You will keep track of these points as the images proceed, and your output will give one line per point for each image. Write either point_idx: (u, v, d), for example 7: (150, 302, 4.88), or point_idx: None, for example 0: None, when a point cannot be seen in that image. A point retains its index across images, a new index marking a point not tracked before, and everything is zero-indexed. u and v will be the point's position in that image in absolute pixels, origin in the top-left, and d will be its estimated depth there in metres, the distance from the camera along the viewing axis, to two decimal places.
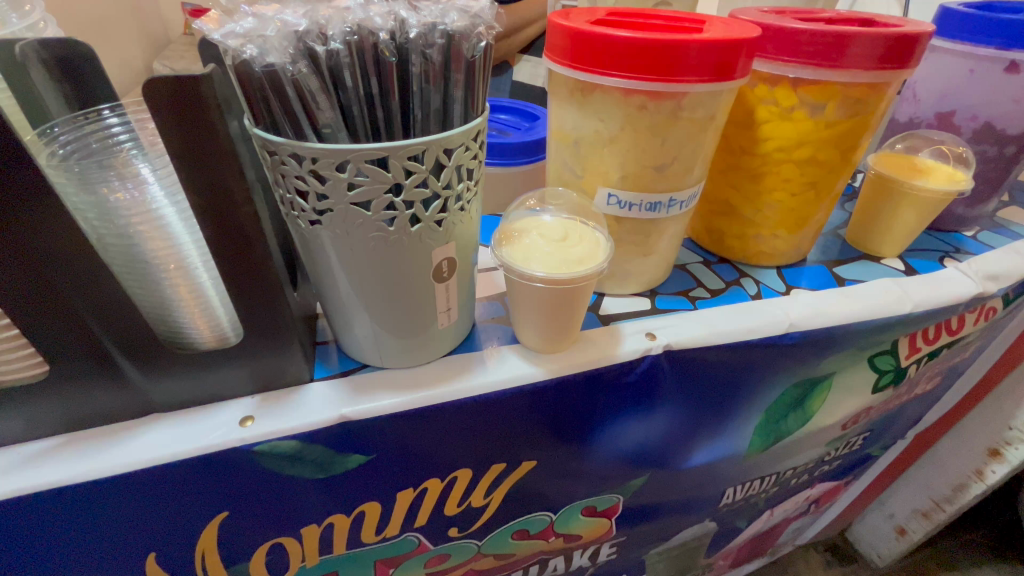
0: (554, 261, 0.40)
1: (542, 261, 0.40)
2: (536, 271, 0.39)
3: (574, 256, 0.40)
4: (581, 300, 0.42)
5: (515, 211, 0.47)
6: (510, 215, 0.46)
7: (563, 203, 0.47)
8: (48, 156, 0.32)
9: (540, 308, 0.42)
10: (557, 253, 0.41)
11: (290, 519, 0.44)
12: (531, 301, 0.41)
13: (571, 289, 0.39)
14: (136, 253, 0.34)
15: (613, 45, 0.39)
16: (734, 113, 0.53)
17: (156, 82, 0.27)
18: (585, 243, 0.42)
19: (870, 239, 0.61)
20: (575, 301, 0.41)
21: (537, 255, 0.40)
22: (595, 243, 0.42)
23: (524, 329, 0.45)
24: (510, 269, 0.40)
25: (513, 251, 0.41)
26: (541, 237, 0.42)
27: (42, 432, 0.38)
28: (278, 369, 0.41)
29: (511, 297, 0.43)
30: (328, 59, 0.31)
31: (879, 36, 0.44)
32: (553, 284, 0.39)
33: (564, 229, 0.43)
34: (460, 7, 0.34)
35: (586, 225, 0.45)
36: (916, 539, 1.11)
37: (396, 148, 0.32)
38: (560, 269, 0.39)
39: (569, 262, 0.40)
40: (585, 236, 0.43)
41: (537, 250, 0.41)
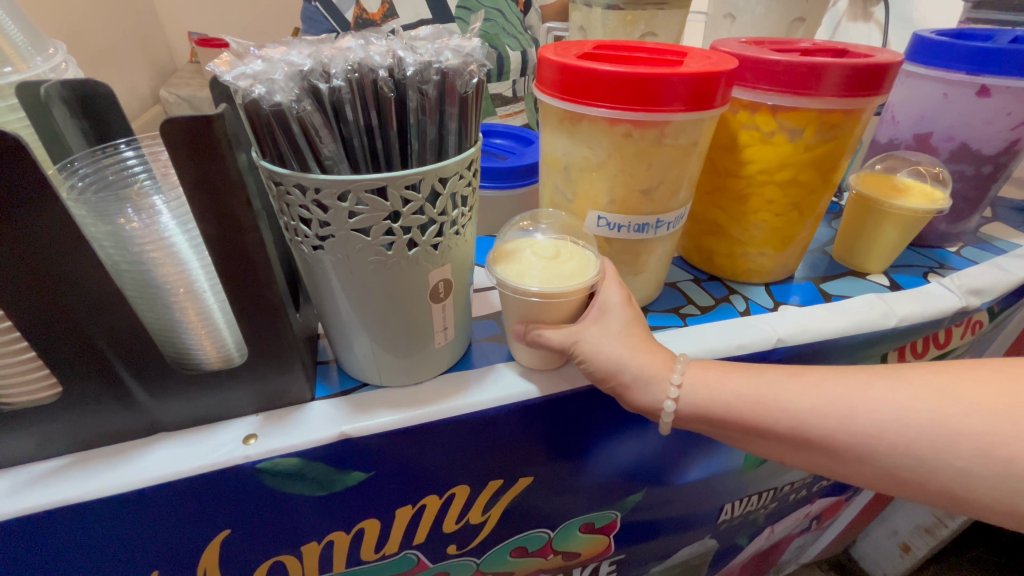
0: (547, 276, 0.42)
1: (534, 276, 0.42)
2: (529, 287, 0.41)
3: (567, 272, 0.43)
4: (575, 312, 0.44)
5: (506, 231, 0.49)
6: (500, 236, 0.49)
7: (554, 220, 0.49)
8: (68, 189, 0.34)
9: (536, 320, 0.44)
10: (549, 269, 0.43)
11: (291, 537, 0.45)
12: (526, 315, 0.44)
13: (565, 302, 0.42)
14: (148, 279, 0.36)
15: (598, 78, 0.41)
16: (718, 138, 0.56)
17: (172, 121, 0.29)
18: (577, 259, 0.44)
19: (855, 255, 0.63)
20: (568, 314, 0.44)
21: (532, 272, 0.43)
22: (589, 259, 0.45)
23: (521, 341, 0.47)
24: (507, 286, 0.42)
25: (506, 268, 0.43)
26: (533, 255, 0.44)
27: (51, 452, 0.39)
28: (281, 388, 0.42)
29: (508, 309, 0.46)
30: (331, 96, 0.33)
31: (851, 66, 0.46)
32: (549, 297, 0.41)
33: (557, 246, 0.46)
34: (453, 48, 0.37)
35: (578, 243, 0.47)
36: (920, 556, 1.10)
37: (395, 178, 0.34)
38: (554, 284, 0.42)
39: (560, 277, 0.42)
40: (577, 252, 0.45)
41: (530, 267, 0.43)
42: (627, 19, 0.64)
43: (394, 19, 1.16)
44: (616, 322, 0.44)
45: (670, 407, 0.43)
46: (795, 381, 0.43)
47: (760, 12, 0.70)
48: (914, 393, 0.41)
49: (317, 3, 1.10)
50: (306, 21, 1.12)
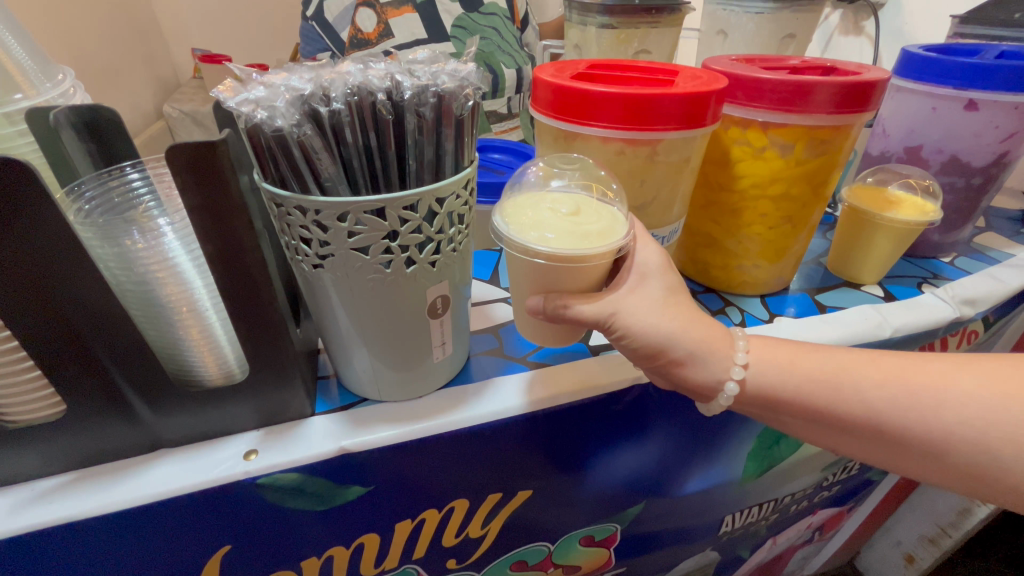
0: (560, 233, 0.40)
1: (545, 234, 0.40)
2: (538, 247, 0.39)
3: (585, 229, 0.40)
4: (595, 273, 0.42)
5: (518, 181, 0.46)
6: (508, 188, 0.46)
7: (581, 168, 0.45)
8: (75, 212, 0.35)
9: (542, 281, 0.43)
10: (572, 231, 0.40)
11: (291, 552, 0.45)
12: (537, 276, 0.42)
13: (580, 263, 0.40)
14: (152, 298, 0.36)
15: (591, 98, 0.42)
16: (711, 153, 0.57)
17: (176, 148, 0.30)
18: (597, 215, 0.42)
19: (850, 265, 0.64)
20: (582, 276, 0.42)
21: (543, 229, 0.41)
22: (613, 216, 0.43)
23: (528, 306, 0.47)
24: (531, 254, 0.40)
25: (513, 225, 0.42)
26: (552, 217, 0.42)
27: (54, 469, 0.39)
28: (281, 403, 0.43)
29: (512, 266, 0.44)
30: (330, 120, 0.34)
31: (840, 84, 0.47)
32: (561, 259, 0.39)
33: (576, 201, 0.43)
34: (450, 72, 0.38)
35: (602, 195, 0.44)
36: (925, 566, 1.09)
37: (392, 199, 0.35)
38: (570, 243, 0.39)
39: (586, 239, 0.40)
40: (596, 208, 0.43)
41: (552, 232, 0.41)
42: (621, 37, 0.66)
43: (389, 39, 1.17)
44: (658, 290, 0.43)
45: (733, 389, 0.44)
46: (788, 385, 0.45)
47: (752, 29, 0.72)
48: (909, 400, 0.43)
49: (313, 23, 1.16)
50: (306, 40, 1.19)
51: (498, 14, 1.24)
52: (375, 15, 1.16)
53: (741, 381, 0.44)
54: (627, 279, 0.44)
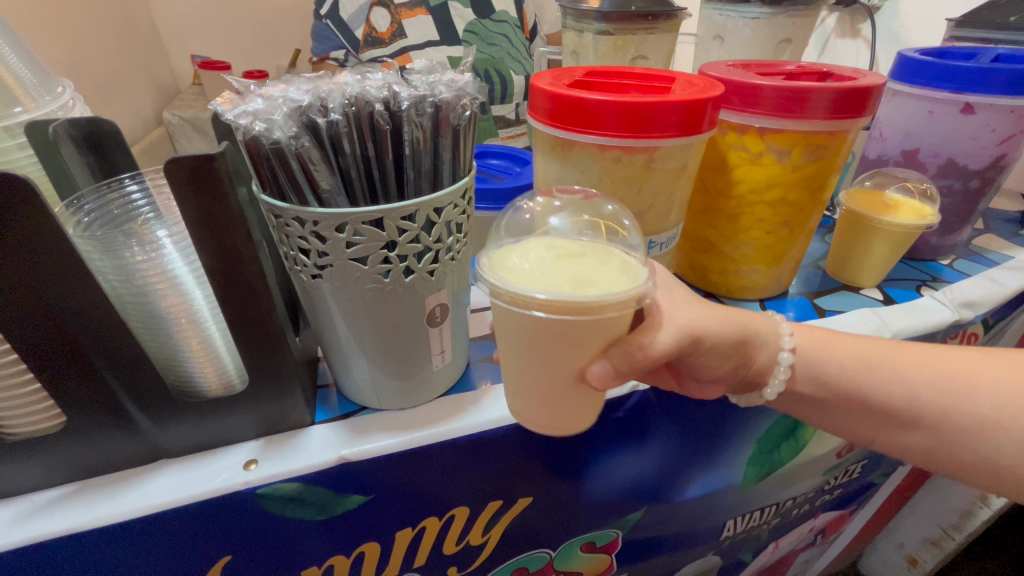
0: (561, 279, 0.34)
1: (579, 284, 0.34)
2: (533, 292, 0.33)
3: (592, 275, 0.34)
4: (606, 329, 0.36)
5: (511, 224, 0.41)
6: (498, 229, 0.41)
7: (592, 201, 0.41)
8: (75, 225, 0.35)
9: (597, 341, 0.36)
10: (600, 271, 0.35)
11: (291, 561, 0.45)
12: (536, 335, 0.36)
13: (586, 314, 0.33)
14: (151, 310, 0.36)
15: (588, 107, 0.43)
16: (708, 159, 0.57)
17: (175, 161, 0.30)
18: (606, 261, 0.36)
19: (848, 269, 0.64)
20: (593, 331, 0.35)
21: (541, 275, 0.34)
22: (630, 260, 0.37)
23: (541, 383, 0.39)
24: (583, 306, 0.33)
25: (504, 271, 0.36)
26: (565, 264, 0.35)
27: (54, 481, 0.39)
28: (281, 413, 0.43)
29: (504, 326, 0.38)
30: (329, 131, 0.35)
31: (835, 90, 0.48)
32: (563, 307, 0.33)
33: (582, 245, 0.38)
34: (447, 82, 0.38)
35: (612, 236, 0.39)
36: (928, 569, 1.08)
37: (391, 210, 0.35)
38: (575, 289, 0.33)
39: (620, 274, 0.35)
40: (608, 254, 0.37)
41: (580, 277, 0.34)
42: (618, 43, 0.66)
43: (402, 39, 1.23)
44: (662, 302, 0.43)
45: (789, 358, 0.47)
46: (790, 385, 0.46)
47: (748, 34, 0.72)
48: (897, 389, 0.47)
49: (327, 21, 1.22)
50: (318, 38, 1.24)
51: (510, 23, 1.29)
52: (388, 15, 1.21)
53: (791, 348, 0.48)
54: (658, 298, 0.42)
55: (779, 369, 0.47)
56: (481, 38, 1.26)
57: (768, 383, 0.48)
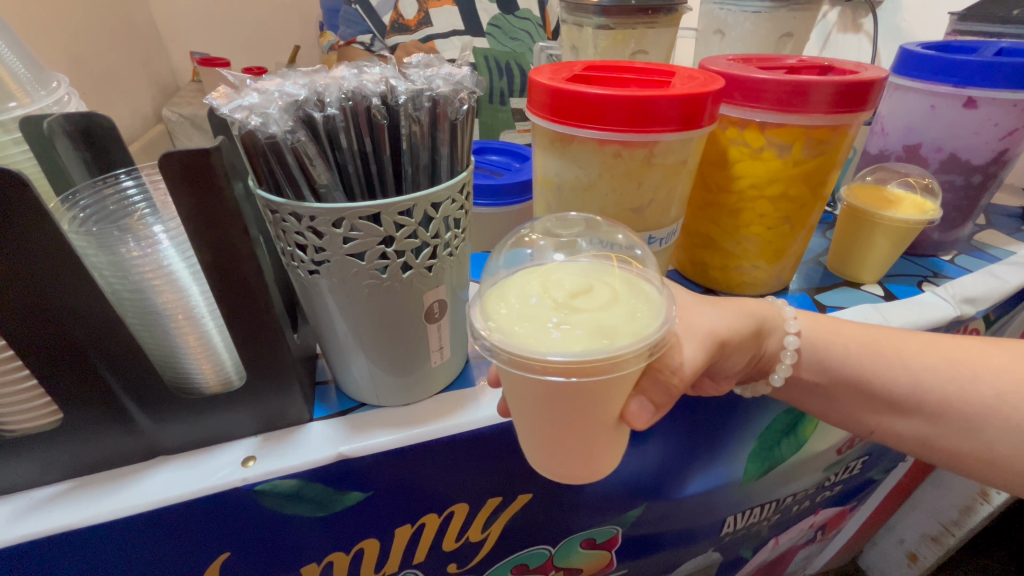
0: (573, 333, 0.33)
1: (607, 336, 0.33)
2: (549, 355, 0.31)
3: (605, 325, 0.33)
4: (623, 381, 0.35)
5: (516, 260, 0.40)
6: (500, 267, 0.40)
7: (603, 233, 0.42)
8: (70, 221, 0.35)
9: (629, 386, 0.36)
10: (618, 315, 0.34)
11: (291, 558, 0.45)
12: (552, 394, 0.35)
13: (605, 371, 0.32)
14: (148, 306, 0.36)
15: (587, 101, 0.42)
16: (709, 154, 0.57)
17: (170, 155, 0.30)
18: (615, 303, 0.35)
19: (850, 265, 0.64)
20: (612, 382, 0.35)
21: (552, 330, 0.33)
22: (637, 299, 0.36)
23: (563, 434, 0.38)
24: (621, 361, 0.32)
25: (507, 327, 0.33)
26: (583, 315, 0.34)
27: (52, 478, 0.39)
28: (279, 410, 0.43)
29: (511, 381, 0.36)
30: (325, 124, 0.34)
31: (837, 84, 0.47)
32: (581, 367, 0.32)
33: (587, 284, 0.36)
34: (444, 75, 0.38)
35: (622, 267, 0.39)
36: (928, 565, 1.08)
37: (387, 205, 0.35)
38: (591, 346, 0.32)
39: (638, 311, 0.35)
40: (615, 294, 0.36)
41: (605, 327, 0.33)
42: (618, 38, 0.65)
43: (428, 27, 1.22)
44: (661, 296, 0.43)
45: (795, 342, 0.48)
46: None
47: (749, 29, 0.72)
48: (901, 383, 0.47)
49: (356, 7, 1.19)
50: (347, 22, 1.20)
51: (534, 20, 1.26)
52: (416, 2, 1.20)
53: (796, 332, 0.49)
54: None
55: (786, 354, 0.48)
56: (505, 33, 1.24)
57: (776, 370, 0.49)
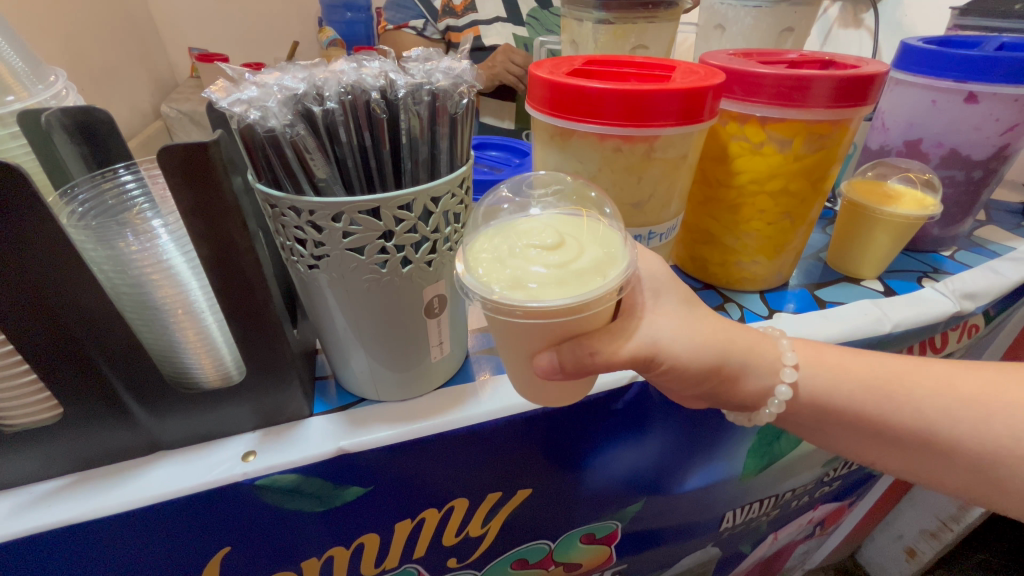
0: (546, 280, 0.34)
1: (577, 280, 0.34)
2: (525, 302, 0.33)
3: (572, 268, 0.34)
4: (548, 328, 0.36)
5: (489, 218, 0.41)
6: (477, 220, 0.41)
7: (577, 187, 0.43)
8: (69, 215, 0.35)
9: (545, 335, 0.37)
10: (586, 260, 0.35)
11: (291, 553, 0.45)
12: (519, 331, 0.37)
13: (571, 314, 0.34)
14: (147, 301, 0.36)
15: (588, 96, 0.42)
16: (709, 149, 0.56)
17: (168, 149, 0.30)
18: (583, 248, 0.36)
19: (849, 260, 0.64)
20: (575, 324, 0.37)
21: (521, 275, 0.34)
22: (605, 247, 0.37)
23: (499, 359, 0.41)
24: (592, 302, 0.34)
25: (484, 280, 0.35)
26: (555, 261, 0.35)
27: (53, 472, 0.39)
28: (279, 405, 0.43)
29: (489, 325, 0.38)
30: (324, 118, 0.34)
31: (838, 78, 0.47)
32: (550, 312, 0.33)
33: (558, 231, 0.38)
34: (444, 69, 0.38)
35: (592, 219, 0.40)
36: (927, 560, 1.09)
37: (387, 199, 0.34)
38: (559, 290, 0.33)
39: (604, 258, 0.36)
40: (585, 241, 0.37)
41: (574, 271, 0.34)
42: (619, 32, 0.65)
43: None
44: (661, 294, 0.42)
45: (784, 392, 0.45)
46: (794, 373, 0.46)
47: (749, 23, 0.71)
48: (912, 387, 0.45)
49: None
50: None
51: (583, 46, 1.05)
52: None
53: (792, 383, 0.46)
54: (646, 305, 0.41)
55: (773, 402, 0.46)
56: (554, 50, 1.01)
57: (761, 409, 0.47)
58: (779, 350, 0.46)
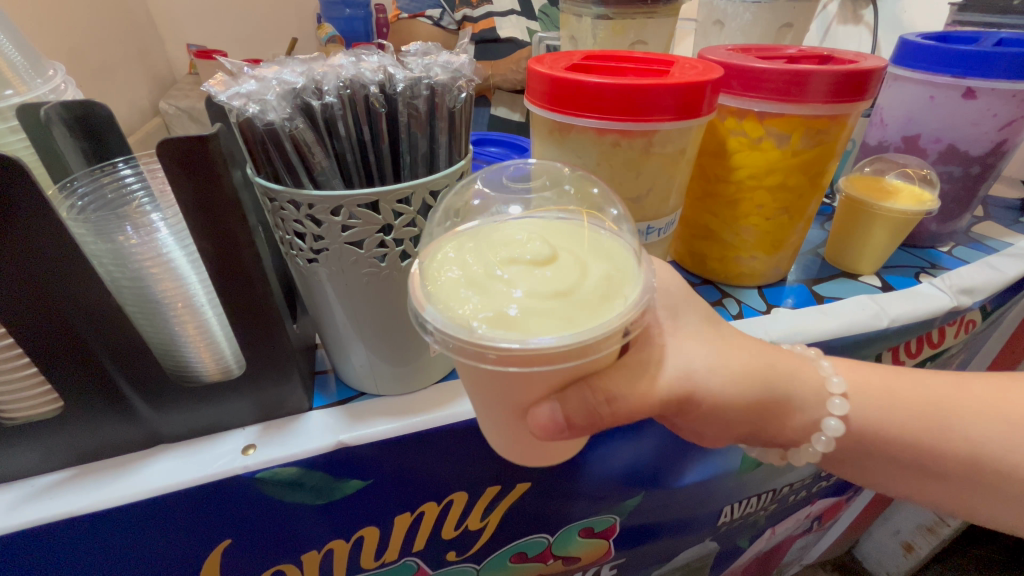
0: (539, 314, 0.30)
1: (576, 317, 0.30)
2: (513, 343, 0.29)
3: (573, 299, 0.31)
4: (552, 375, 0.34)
5: (462, 218, 0.39)
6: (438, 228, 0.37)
7: (577, 179, 0.43)
8: (69, 208, 0.35)
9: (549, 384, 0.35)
10: (585, 291, 0.32)
11: (292, 545, 0.46)
12: (521, 380, 0.34)
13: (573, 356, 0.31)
14: (147, 294, 0.36)
15: (586, 90, 0.42)
16: (706, 145, 0.57)
17: (168, 142, 0.30)
18: (583, 270, 0.33)
19: (847, 256, 0.64)
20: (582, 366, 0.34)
21: (508, 308, 0.30)
22: (607, 272, 0.34)
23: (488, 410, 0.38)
24: (594, 347, 0.30)
25: (461, 312, 0.31)
26: (547, 292, 0.31)
27: (54, 466, 0.40)
28: (279, 399, 0.43)
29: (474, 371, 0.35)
30: (323, 112, 0.35)
31: (836, 73, 0.47)
32: (547, 354, 0.29)
33: (552, 249, 0.34)
34: (442, 63, 0.38)
35: (594, 224, 0.39)
36: (923, 555, 1.10)
37: (386, 193, 0.35)
38: (557, 326, 0.30)
39: (608, 288, 0.32)
40: (585, 262, 0.34)
41: (573, 306, 0.31)
42: (617, 28, 0.65)
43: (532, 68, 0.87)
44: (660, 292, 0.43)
45: (835, 427, 0.44)
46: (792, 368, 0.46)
47: (748, 19, 0.71)
48: (907, 382, 0.46)
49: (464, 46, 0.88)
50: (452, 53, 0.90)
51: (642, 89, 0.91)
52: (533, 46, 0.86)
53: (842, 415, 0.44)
54: (667, 325, 0.41)
55: (823, 438, 0.45)
56: None
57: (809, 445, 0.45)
58: (823, 377, 0.45)
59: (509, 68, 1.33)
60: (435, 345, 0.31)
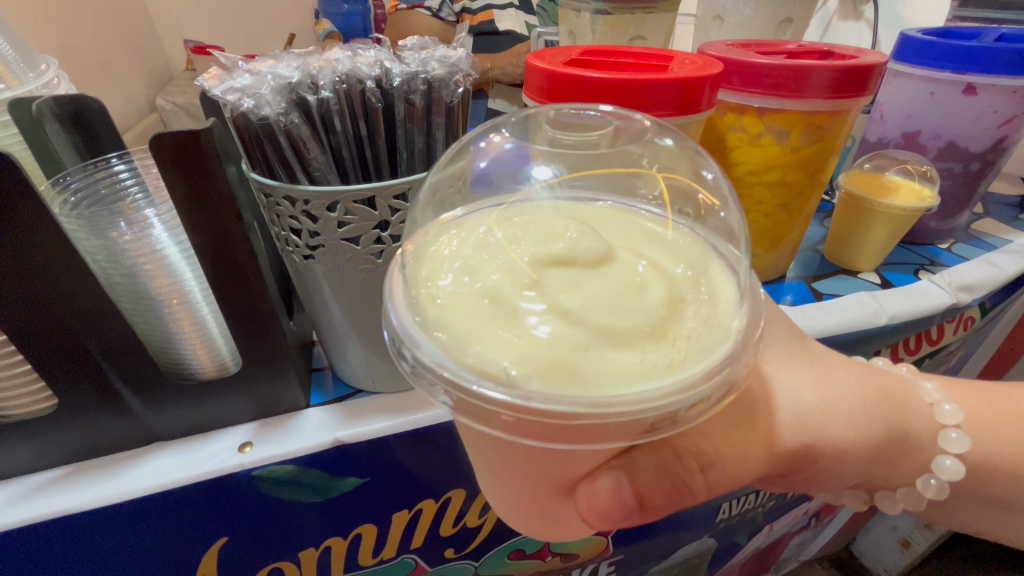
0: (610, 360, 0.25)
1: (661, 368, 0.26)
2: (575, 405, 0.24)
3: (656, 339, 0.26)
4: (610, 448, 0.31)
5: (445, 207, 0.35)
6: (423, 213, 0.34)
7: (646, 147, 0.38)
8: (61, 204, 0.35)
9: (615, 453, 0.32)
10: (671, 330, 0.27)
11: (290, 543, 0.46)
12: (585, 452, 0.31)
13: (650, 422, 0.26)
14: (141, 291, 0.36)
15: (584, 86, 0.42)
16: (706, 141, 0.56)
17: (161, 137, 0.30)
18: (656, 291, 0.28)
19: (846, 253, 0.64)
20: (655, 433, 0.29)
21: (567, 356, 0.25)
22: (695, 302, 0.29)
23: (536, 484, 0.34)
24: (683, 416, 0.26)
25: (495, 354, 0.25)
26: (625, 331, 0.26)
27: (48, 463, 0.39)
28: (276, 396, 0.43)
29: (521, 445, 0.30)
30: (319, 107, 0.34)
31: (836, 68, 0.47)
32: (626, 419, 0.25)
33: (615, 264, 0.29)
34: (439, 58, 0.38)
35: (678, 220, 0.35)
36: (921, 551, 1.10)
37: (382, 188, 0.34)
38: (639, 379, 0.25)
39: (701, 331, 0.28)
40: (671, 283, 0.29)
41: (655, 352, 0.26)
42: (616, 23, 0.64)
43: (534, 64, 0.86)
44: None
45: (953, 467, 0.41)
46: None
47: (748, 14, 0.71)
48: None
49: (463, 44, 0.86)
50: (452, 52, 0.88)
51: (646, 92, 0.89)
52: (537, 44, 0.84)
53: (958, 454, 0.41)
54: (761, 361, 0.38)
55: (939, 480, 0.41)
56: None
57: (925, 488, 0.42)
58: (932, 405, 0.42)
59: (510, 62, 1.33)
60: (411, 374, 0.28)
